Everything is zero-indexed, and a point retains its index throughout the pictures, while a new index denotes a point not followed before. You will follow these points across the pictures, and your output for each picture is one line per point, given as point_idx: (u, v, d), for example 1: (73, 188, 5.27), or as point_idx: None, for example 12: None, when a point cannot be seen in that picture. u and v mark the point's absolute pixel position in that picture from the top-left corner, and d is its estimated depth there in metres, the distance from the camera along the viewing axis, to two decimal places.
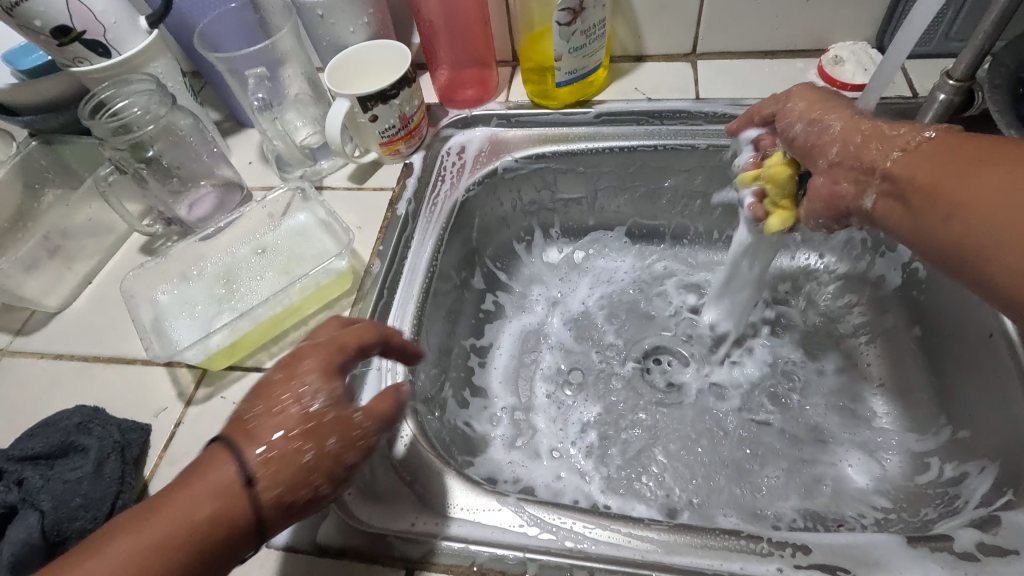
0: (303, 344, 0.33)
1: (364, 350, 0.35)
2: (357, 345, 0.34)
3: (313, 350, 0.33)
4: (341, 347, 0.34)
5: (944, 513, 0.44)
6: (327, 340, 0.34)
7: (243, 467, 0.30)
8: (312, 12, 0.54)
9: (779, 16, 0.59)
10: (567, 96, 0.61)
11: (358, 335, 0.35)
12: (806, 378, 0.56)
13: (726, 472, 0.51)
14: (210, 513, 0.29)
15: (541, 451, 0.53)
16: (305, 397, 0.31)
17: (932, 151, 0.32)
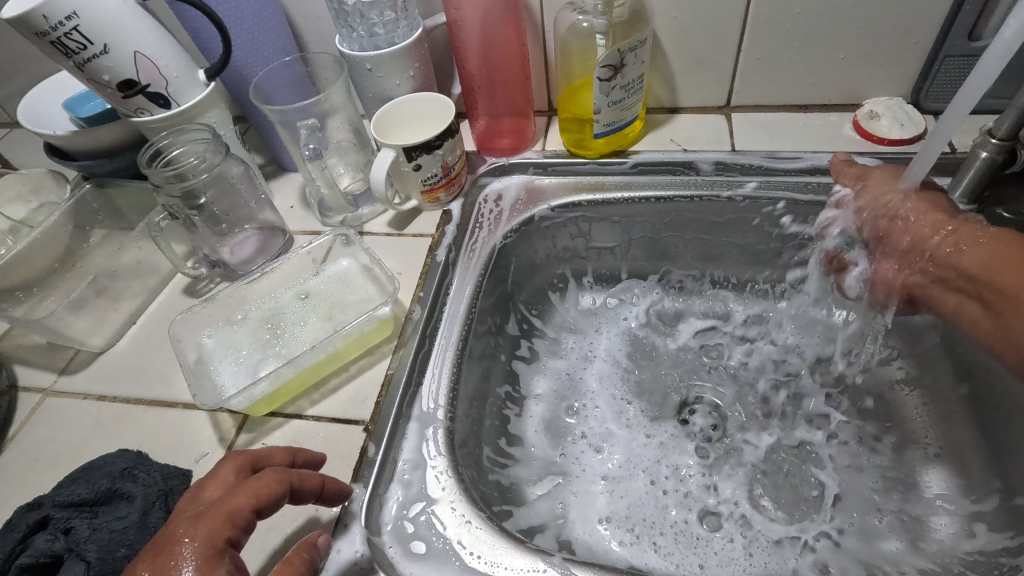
0: (219, 510, 0.32)
1: (260, 511, 0.34)
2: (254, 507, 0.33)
3: (202, 517, 0.32)
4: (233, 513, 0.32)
5: None
6: (225, 503, 0.33)
7: None
8: (361, 67, 0.56)
9: (814, 71, 0.61)
10: (603, 147, 0.62)
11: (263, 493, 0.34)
12: (852, 434, 0.55)
13: (770, 531, 0.50)
14: None
15: (577, 504, 0.52)
16: None
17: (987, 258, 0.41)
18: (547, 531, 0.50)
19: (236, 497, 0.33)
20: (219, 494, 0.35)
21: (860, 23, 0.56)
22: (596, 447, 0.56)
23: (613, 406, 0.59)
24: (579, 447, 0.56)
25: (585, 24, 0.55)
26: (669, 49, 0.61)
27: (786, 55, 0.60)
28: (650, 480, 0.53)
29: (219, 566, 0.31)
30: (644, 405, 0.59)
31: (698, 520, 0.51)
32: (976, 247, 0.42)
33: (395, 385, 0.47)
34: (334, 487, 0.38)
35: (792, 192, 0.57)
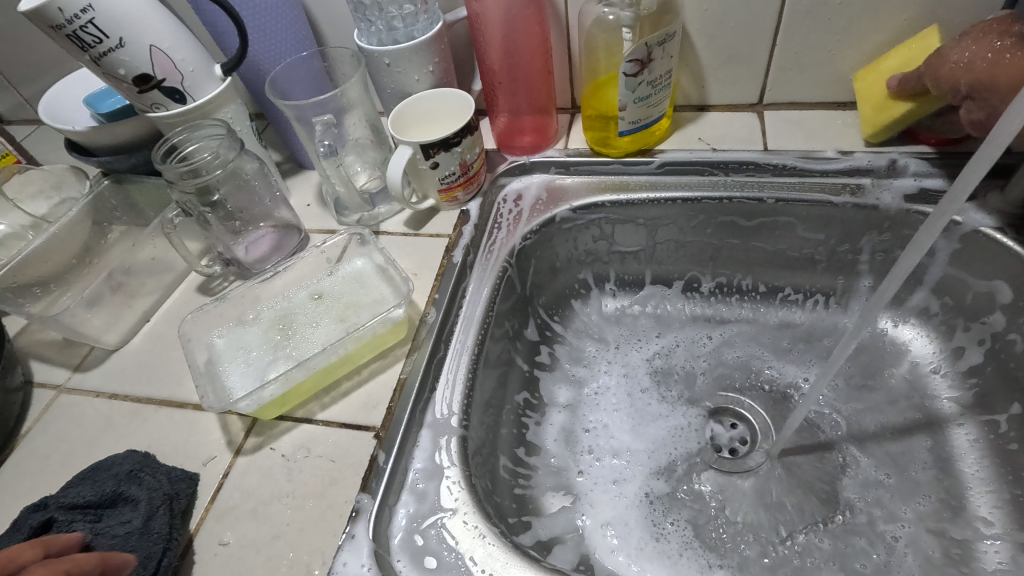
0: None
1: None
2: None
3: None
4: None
5: None
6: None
7: None
8: (379, 62, 0.54)
9: (854, 67, 0.57)
10: (629, 145, 0.60)
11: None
12: (893, 451, 0.51)
13: (801, 553, 0.47)
14: None
15: (596, 520, 0.50)
16: None
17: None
18: (564, 547, 0.48)
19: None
20: None
21: (906, 14, 0.53)
22: (616, 459, 0.54)
23: (635, 417, 0.56)
24: (599, 459, 0.54)
25: (611, 16, 0.53)
26: (699, 44, 0.58)
27: (824, 50, 0.56)
28: (674, 497, 0.51)
29: None
30: (668, 417, 0.56)
31: (724, 542, 0.48)
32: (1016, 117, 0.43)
33: (408, 390, 0.45)
34: (118, 559, 0.34)
35: (829, 195, 0.54)
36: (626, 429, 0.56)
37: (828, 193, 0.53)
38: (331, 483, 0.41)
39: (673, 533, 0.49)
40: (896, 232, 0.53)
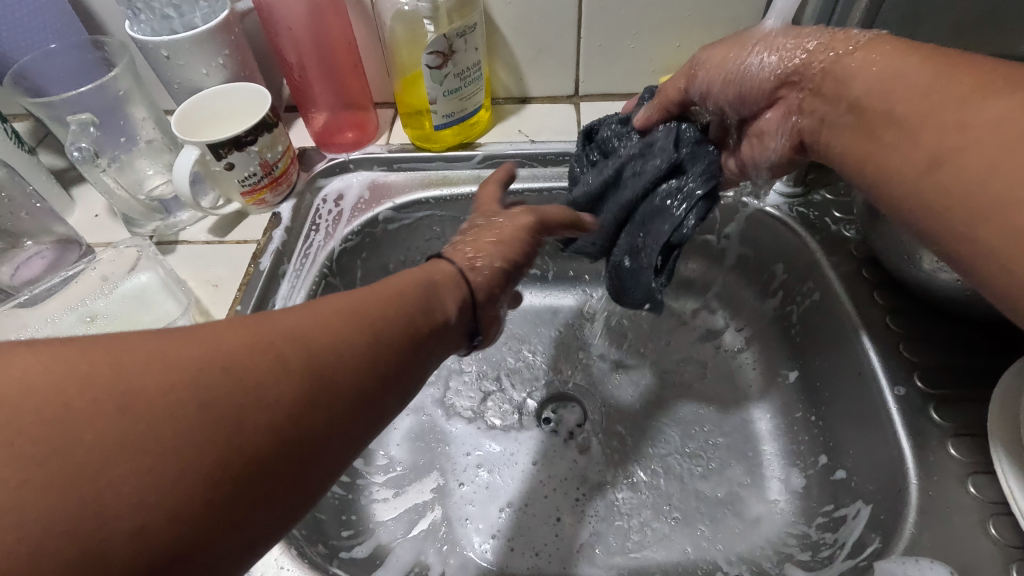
0: (177, 410, 0.21)
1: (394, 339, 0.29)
2: (255, 381, 0.23)
3: (136, 437, 0.20)
4: (262, 461, 0.23)
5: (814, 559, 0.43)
6: (150, 394, 0.21)
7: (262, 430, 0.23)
8: (157, 54, 0.49)
9: (654, 59, 0.60)
10: (450, 138, 0.59)
11: (276, 353, 0.24)
12: (703, 420, 0.54)
13: (620, 531, 0.48)
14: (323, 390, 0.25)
15: (428, 522, 0.49)
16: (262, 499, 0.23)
17: (905, 121, 0.33)
18: (392, 560, 0.46)
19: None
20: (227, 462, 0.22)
21: (688, 11, 0.56)
22: (461, 460, 0.52)
23: (480, 415, 0.55)
24: (439, 459, 0.52)
25: (408, 7, 0.51)
26: (510, 36, 0.58)
27: (625, 42, 0.59)
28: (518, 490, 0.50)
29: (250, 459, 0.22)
30: (509, 411, 0.55)
31: (565, 528, 0.48)
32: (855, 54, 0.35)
33: None
34: None
35: None
36: (467, 425, 0.54)
37: None
38: None
39: (523, 527, 0.48)
40: None
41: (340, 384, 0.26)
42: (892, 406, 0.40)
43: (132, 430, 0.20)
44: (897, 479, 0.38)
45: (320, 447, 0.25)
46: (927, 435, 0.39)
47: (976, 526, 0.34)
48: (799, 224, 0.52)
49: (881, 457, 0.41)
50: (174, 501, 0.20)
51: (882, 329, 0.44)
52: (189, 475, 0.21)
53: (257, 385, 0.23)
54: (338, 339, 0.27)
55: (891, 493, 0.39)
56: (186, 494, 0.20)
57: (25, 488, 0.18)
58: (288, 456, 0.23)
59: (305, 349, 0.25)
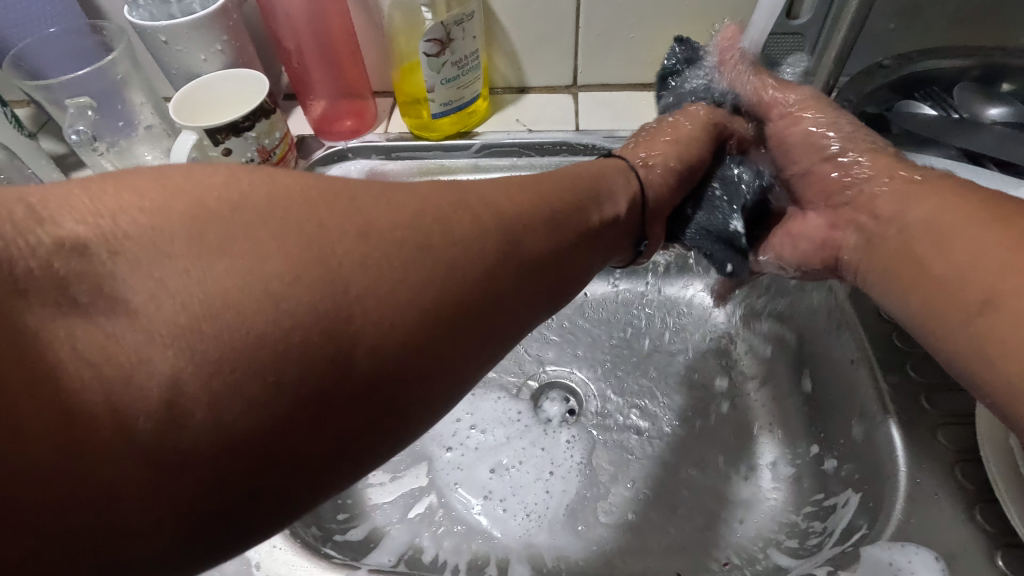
0: (269, 303, 0.21)
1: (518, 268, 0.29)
2: (442, 243, 0.26)
3: (280, 280, 0.22)
4: (456, 308, 0.26)
5: (805, 546, 0.44)
6: (334, 247, 0.24)
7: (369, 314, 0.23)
8: (155, 39, 0.49)
9: (652, 49, 0.60)
10: (447, 127, 0.59)
11: (467, 215, 0.29)
12: (697, 409, 0.54)
13: (613, 517, 0.48)
14: (419, 286, 0.25)
15: (422, 507, 0.49)
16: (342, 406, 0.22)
17: (904, 241, 0.35)
18: (386, 543, 0.47)
19: (46, 355, 0.18)
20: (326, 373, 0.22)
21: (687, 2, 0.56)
22: (456, 446, 0.52)
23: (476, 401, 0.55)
24: (433, 445, 0.52)
25: None
26: (508, 26, 0.59)
27: (622, 33, 0.59)
28: (514, 474, 0.50)
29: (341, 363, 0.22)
30: (504, 400, 0.55)
31: (558, 513, 0.48)
32: (885, 188, 0.37)
33: None
34: None
35: None
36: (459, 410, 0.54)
37: None
38: None
39: (516, 512, 0.48)
40: None
41: (518, 253, 0.30)
42: (885, 396, 0.41)
43: (287, 276, 0.22)
44: (887, 467, 0.38)
45: (499, 305, 0.28)
46: (917, 423, 0.39)
47: (963, 513, 0.35)
48: None
49: (871, 446, 0.41)
50: (248, 396, 0.20)
51: (874, 321, 0.45)
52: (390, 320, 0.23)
53: (381, 275, 0.24)
54: (461, 245, 0.27)
55: (879, 479, 0.39)
56: (394, 335, 0.23)
57: (182, 322, 0.20)
58: (466, 315, 0.26)
59: (493, 222, 0.29)
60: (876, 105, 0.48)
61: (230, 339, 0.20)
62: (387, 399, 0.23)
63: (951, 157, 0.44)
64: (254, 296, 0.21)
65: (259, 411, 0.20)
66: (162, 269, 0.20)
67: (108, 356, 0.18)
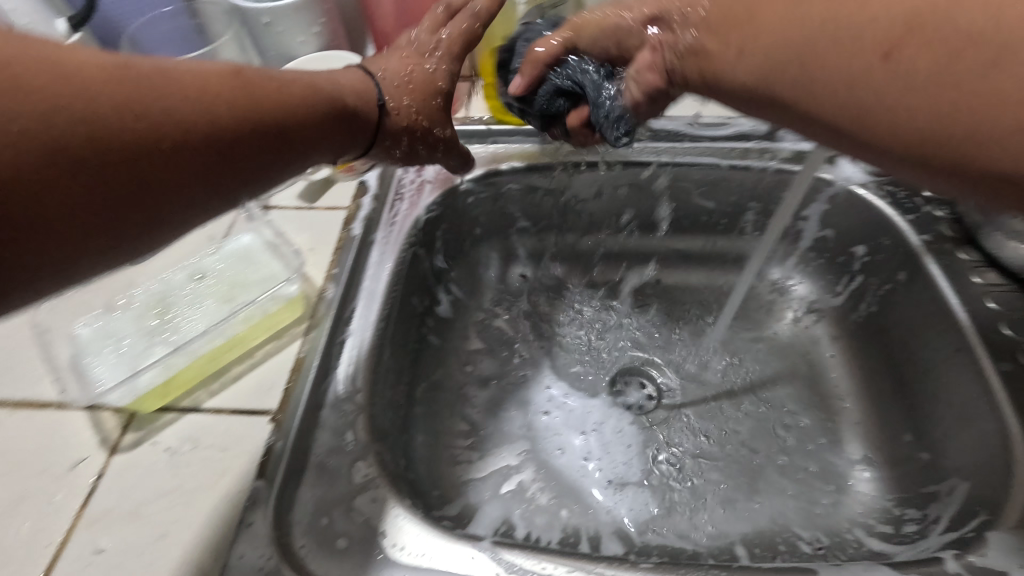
0: (149, 100, 0.25)
1: (292, 134, 0.31)
2: (168, 86, 0.26)
3: (141, 81, 0.25)
4: (161, 141, 0.25)
5: (915, 530, 0.42)
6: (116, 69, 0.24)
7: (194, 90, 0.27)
8: (258, 21, 0.50)
9: None
10: None
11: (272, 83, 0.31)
12: (780, 397, 0.54)
13: (703, 497, 0.49)
14: (229, 114, 0.28)
15: (513, 487, 0.49)
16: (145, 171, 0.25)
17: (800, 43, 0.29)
18: (481, 516, 0.46)
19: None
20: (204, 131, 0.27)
21: None
22: (540, 427, 0.54)
23: (556, 387, 0.57)
24: (522, 432, 0.53)
25: None
26: None
27: None
28: (599, 456, 0.52)
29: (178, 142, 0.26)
30: (586, 392, 0.56)
31: (647, 494, 0.49)
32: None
33: (306, 369, 0.43)
34: None
35: (720, 158, 0.56)
36: (539, 398, 0.56)
37: (728, 158, 0.55)
38: (223, 472, 0.39)
39: (605, 492, 0.49)
40: (774, 195, 0.56)
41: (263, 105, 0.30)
42: (996, 386, 0.40)
43: (106, 82, 0.24)
44: (1005, 454, 0.38)
45: (201, 150, 0.27)
46: None
47: None
48: (890, 204, 0.51)
49: (979, 434, 0.41)
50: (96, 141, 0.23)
51: (981, 307, 0.44)
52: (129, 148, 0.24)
53: (212, 96, 0.27)
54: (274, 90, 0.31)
55: (993, 466, 0.39)
56: (232, 123, 0.28)
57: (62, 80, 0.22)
58: (285, 135, 0.31)
59: (234, 70, 0.29)
60: None
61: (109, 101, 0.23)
62: (99, 206, 0.24)
63: None
64: (126, 85, 0.24)
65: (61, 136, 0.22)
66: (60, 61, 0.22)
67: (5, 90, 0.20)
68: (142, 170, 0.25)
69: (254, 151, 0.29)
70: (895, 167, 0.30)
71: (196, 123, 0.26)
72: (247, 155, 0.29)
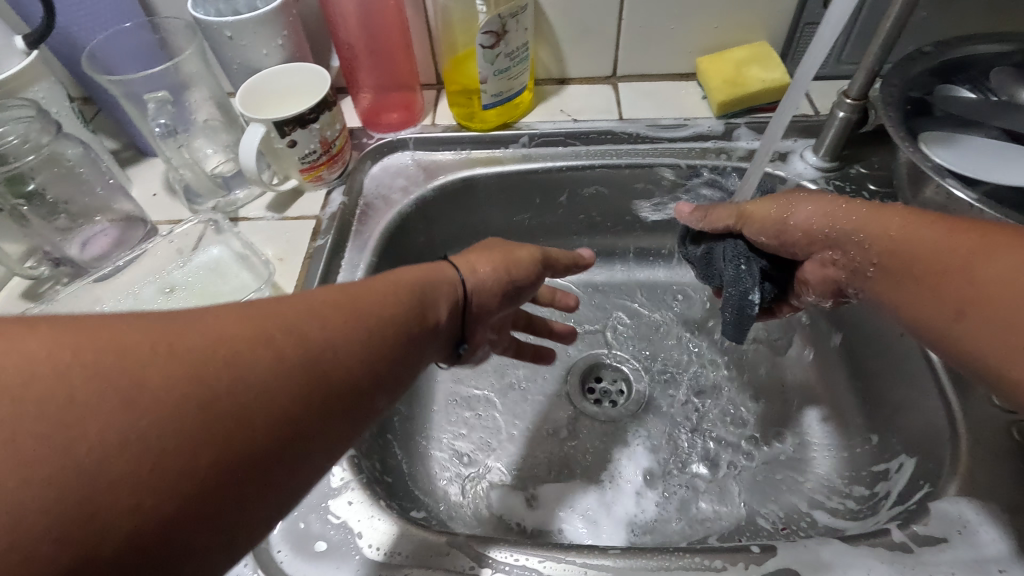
0: (183, 398, 0.21)
1: (330, 377, 0.26)
2: (228, 370, 0.23)
3: (193, 374, 0.22)
4: (196, 431, 0.21)
5: (862, 506, 0.45)
6: (142, 352, 0.21)
7: (259, 362, 0.24)
8: (220, 34, 0.50)
9: (694, 41, 0.62)
10: (494, 118, 0.61)
11: (318, 319, 0.27)
12: (747, 388, 0.57)
13: (670, 483, 0.51)
14: (281, 393, 0.24)
15: (487, 483, 0.52)
16: (199, 504, 0.21)
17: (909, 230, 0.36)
18: (458, 516, 0.49)
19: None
20: (266, 414, 0.23)
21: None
22: (513, 425, 0.56)
23: (525, 385, 0.58)
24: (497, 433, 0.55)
25: None
26: (554, 19, 0.60)
27: (666, 24, 0.60)
28: (571, 450, 0.54)
29: (230, 451, 0.22)
30: (557, 391, 0.58)
31: (615, 486, 0.51)
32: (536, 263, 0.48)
33: None
34: None
35: (680, 158, 0.58)
36: (510, 394, 0.58)
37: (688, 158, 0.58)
38: None
39: (577, 485, 0.51)
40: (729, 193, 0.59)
41: (327, 370, 0.26)
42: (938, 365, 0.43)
43: (162, 400, 0.21)
44: (945, 429, 0.41)
45: (238, 437, 0.22)
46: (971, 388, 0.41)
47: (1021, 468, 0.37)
48: None
49: (923, 412, 0.44)
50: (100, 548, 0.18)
51: None
52: (181, 440, 0.21)
53: (270, 400, 0.24)
54: (335, 317, 0.28)
55: (936, 441, 0.41)
56: (284, 391, 0.24)
57: (72, 433, 0.19)
58: (347, 393, 0.27)
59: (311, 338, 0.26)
60: (919, 89, 0.49)
61: (140, 441, 0.20)
62: None
63: (993, 137, 0.46)
64: (166, 412, 0.21)
65: (73, 559, 0.18)
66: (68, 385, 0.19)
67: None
68: (182, 483, 0.21)
69: (323, 433, 0.26)
70: (927, 314, 0.35)
71: (234, 412, 0.22)
72: (307, 437, 0.25)
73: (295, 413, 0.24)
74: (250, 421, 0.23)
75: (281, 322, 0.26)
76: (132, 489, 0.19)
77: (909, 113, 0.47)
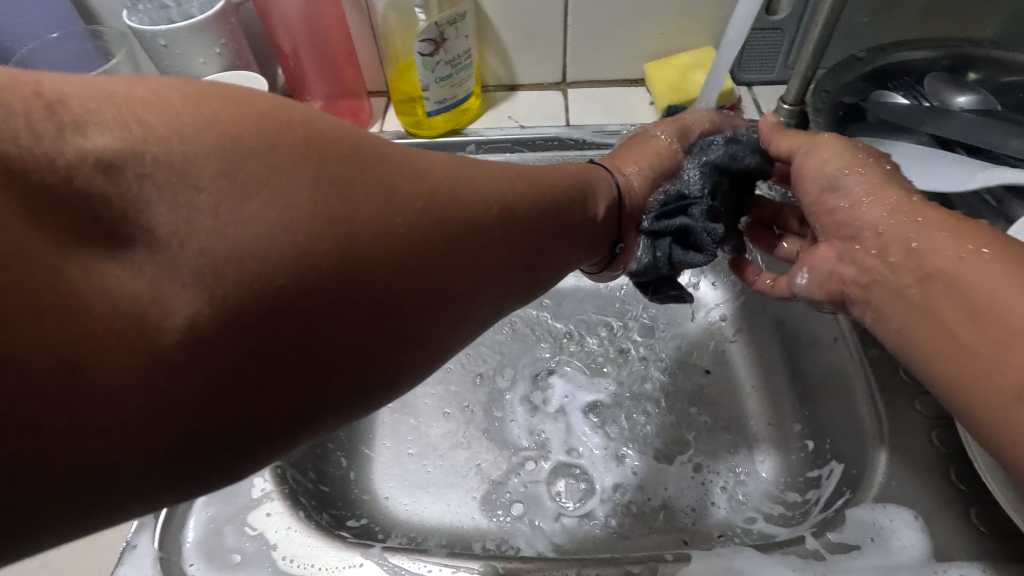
0: (411, 198, 0.25)
1: (511, 224, 0.31)
2: (447, 185, 0.27)
3: (396, 190, 0.25)
4: (425, 230, 0.25)
5: (795, 515, 0.46)
6: (369, 160, 0.25)
7: (471, 191, 0.29)
8: (154, 42, 0.50)
9: (640, 47, 0.62)
10: (440, 124, 0.60)
11: (510, 179, 0.32)
12: (693, 390, 0.56)
13: (612, 490, 0.50)
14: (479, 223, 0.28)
15: (429, 494, 0.51)
16: (422, 285, 0.25)
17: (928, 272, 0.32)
18: (397, 528, 0.49)
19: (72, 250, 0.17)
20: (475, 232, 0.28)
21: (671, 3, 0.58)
22: (458, 432, 0.54)
23: (471, 391, 0.57)
24: (441, 438, 0.54)
25: None
26: (500, 25, 0.60)
27: (611, 30, 0.60)
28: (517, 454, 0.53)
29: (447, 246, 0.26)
30: (503, 392, 0.57)
31: (559, 493, 0.50)
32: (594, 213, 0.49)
33: None
34: None
35: None
36: (453, 396, 0.56)
37: None
38: None
39: (520, 493, 0.51)
40: None
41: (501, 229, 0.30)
42: (868, 373, 0.43)
43: (373, 191, 0.24)
44: (870, 434, 0.41)
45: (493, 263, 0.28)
46: (895, 393, 0.41)
47: (939, 475, 0.37)
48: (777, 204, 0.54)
49: (853, 418, 0.43)
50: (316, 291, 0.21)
51: None
52: (271, 253, 0.20)
53: (470, 219, 0.28)
54: (510, 178, 0.32)
55: (860, 447, 0.41)
56: (476, 218, 0.28)
57: (280, 194, 0.21)
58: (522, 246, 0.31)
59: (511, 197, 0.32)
60: (853, 95, 0.49)
61: (369, 204, 0.23)
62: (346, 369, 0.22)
63: (921, 143, 0.47)
64: (384, 200, 0.24)
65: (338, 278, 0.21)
66: (266, 147, 0.21)
67: (120, 287, 0.18)
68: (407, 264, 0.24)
69: (512, 269, 0.30)
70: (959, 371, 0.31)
71: (451, 221, 0.26)
72: (496, 267, 0.29)
73: (493, 249, 0.29)
74: (463, 240, 0.27)
75: (473, 177, 0.29)
76: (333, 273, 0.21)
77: (840, 118, 0.48)
